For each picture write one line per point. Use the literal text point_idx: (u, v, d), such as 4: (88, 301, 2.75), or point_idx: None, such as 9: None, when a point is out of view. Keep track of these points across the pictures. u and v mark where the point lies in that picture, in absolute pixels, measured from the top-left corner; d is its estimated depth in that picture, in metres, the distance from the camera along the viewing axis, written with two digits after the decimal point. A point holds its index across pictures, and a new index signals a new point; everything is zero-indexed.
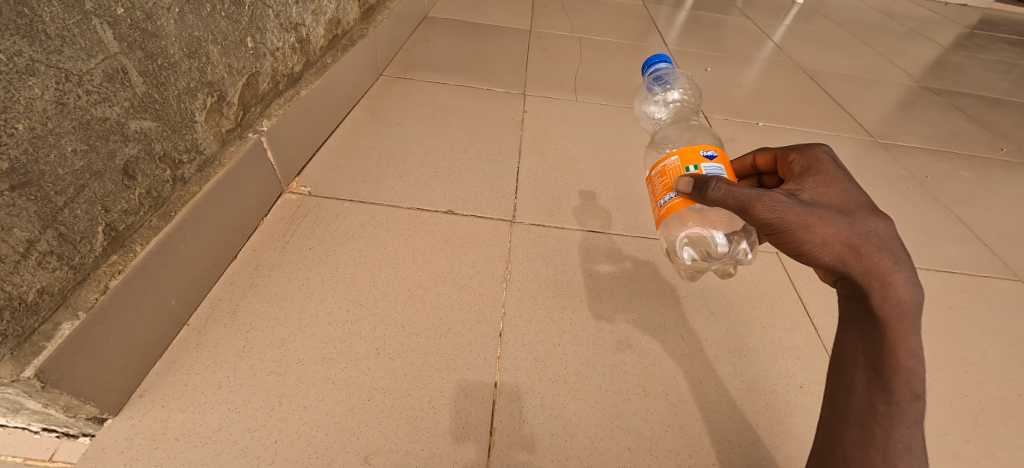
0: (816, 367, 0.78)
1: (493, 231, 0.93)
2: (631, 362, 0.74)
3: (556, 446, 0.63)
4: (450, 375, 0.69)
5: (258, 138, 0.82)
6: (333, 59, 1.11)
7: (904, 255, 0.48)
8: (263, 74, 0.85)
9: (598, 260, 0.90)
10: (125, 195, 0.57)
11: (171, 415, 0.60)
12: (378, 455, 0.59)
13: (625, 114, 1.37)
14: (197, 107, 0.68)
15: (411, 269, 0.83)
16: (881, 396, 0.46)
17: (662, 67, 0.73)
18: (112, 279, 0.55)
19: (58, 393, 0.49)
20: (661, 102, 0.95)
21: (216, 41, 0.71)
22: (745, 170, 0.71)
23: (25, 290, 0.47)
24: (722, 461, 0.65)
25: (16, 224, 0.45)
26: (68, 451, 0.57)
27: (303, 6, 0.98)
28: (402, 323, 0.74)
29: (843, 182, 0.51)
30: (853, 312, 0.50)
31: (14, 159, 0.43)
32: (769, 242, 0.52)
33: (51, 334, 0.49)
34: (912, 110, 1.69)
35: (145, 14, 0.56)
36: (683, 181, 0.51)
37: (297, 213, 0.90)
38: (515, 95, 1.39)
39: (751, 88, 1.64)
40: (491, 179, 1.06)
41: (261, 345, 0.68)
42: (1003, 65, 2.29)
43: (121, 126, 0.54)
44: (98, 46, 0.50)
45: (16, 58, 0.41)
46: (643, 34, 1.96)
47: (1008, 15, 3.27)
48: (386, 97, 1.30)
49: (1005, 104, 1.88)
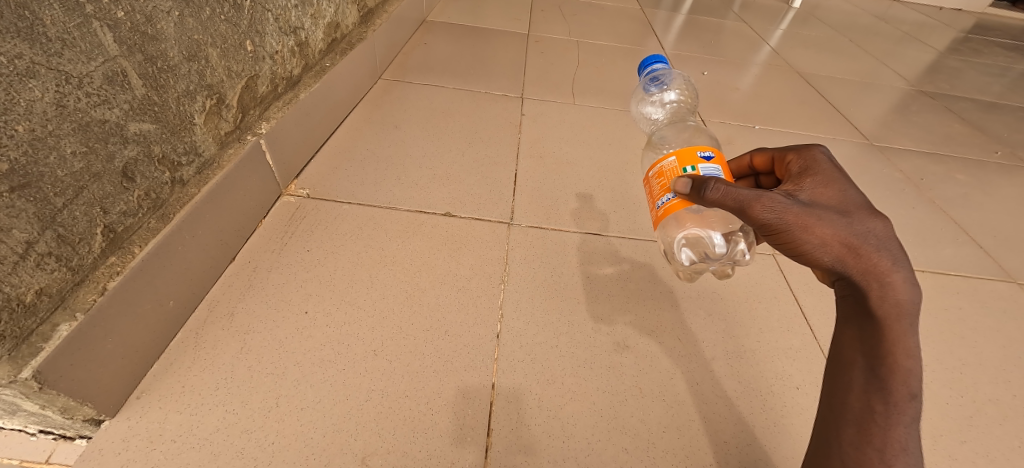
0: (813, 367, 0.79)
1: (491, 232, 0.93)
2: (628, 363, 0.74)
3: (554, 447, 0.63)
4: (449, 377, 0.69)
5: (257, 141, 0.83)
6: (332, 63, 1.12)
7: (901, 254, 0.48)
8: (262, 77, 0.86)
9: (595, 262, 0.90)
10: (124, 197, 0.58)
11: (168, 416, 0.60)
12: (375, 456, 0.60)
13: (622, 116, 1.38)
14: (196, 109, 0.68)
15: (409, 272, 0.83)
16: (877, 396, 0.47)
17: (658, 68, 0.74)
18: (111, 280, 0.55)
19: (56, 394, 0.49)
20: (657, 102, 0.96)
21: (215, 44, 0.71)
22: (742, 170, 0.72)
23: (24, 291, 0.47)
24: (720, 461, 0.65)
25: (16, 225, 0.45)
26: (64, 453, 0.56)
27: (303, 10, 0.99)
28: (400, 325, 0.74)
29: (840, 183, 0.52)
30: (851, 312, 0.50)
31: (14, 161, 0.43)
32: (768, 242, 0.52)
33: (49, 335, 0.49)
34: (907, 113, 1.70)
35: (145, 18, 0.56)
36: (681, 182, 0.51)
37: (296, 214, 0.91)
38: (513, 97, 1.40)
39: (748, 91, 1.65)
40: (489, 182, 1.06)
41: (259, 346, 0.69)
42: (998, 69, 2.31)
43: (120, 128, 0.55)
44: (98, 49, 0.50)
45: (16, 61, 0.41)
46: (640, 38, 1.98)
47: (1002, 20, 3.31)
48: (385, 100, 1.31)
49: (1000, 107, 1.90)
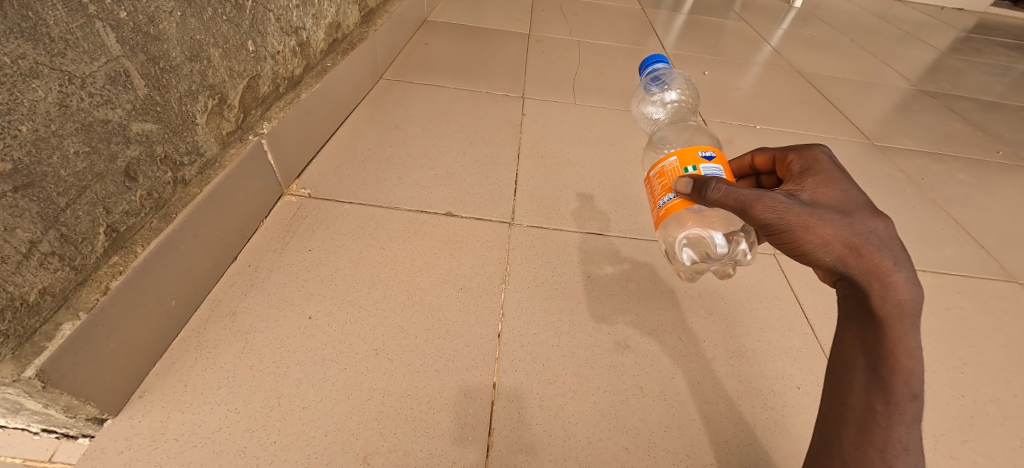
0: (814, 367, 0.79)
1: (492, 232, 0.93)
2: (629, 363, 0.74)
3: (555, 446, 0.63)
4: (450, 376, 0.69)
5: (259, 140, 0.83)
6: (333, 63, 1.12)
7: (903, 255, 0.48)
8: (263, 77, 0.86)
9: (596, 262, 0.90)
10: (126, 197, 0.58)
11: (171, 416, 0.60)
12: (377, 455, 0.60)
13: (623, 116, 1.38)
14: (198, 109, 0.68)
15: (410, 271, 0.83)
16: (878, 396, 0.47)
17: (659, 67, 0.74)
18: (113, 279, 0.55)
19: (58, 393, 0.50)
20: (658, 102, 0.96)
21: (217, 44, 0.72)
22: (744, 169, 0.72)
23: (27, 290, 0.47)
24: (720, 461, 0.65)
25: (20, 224, 0.45)
26: (68, 452, 0.57)
27: (304, 10, 0.99)
28: (401, 324, 0.75)
29: (842, 182, 0.52)
30: (853, 312, 0.50)
31: (16, 161, 0.43)
32: (769, 242, 0.52)
33: (51, 334, 0.49)
34: (909, 113, 1.70)
35: (148, 18, 0.57)
36: (682, 182, 0.51)
37: (297, 214, 0.91)
38: (514, 97, 1.40)
39: (749, 91, 1.65)
40: (490, 181, 1.06)
41: (260, 346, 0.69)
42: (1001, 69, 2.31)
43: (123, 128, 0.55)
44: (100, 49, 0.50)
45: (20, 61, 0.41)
46: (641, 37, 1.97)
47: (1004, 19, 3.30)
48: (386, 100, 1.31)
49: (1002, 107, 1.89)
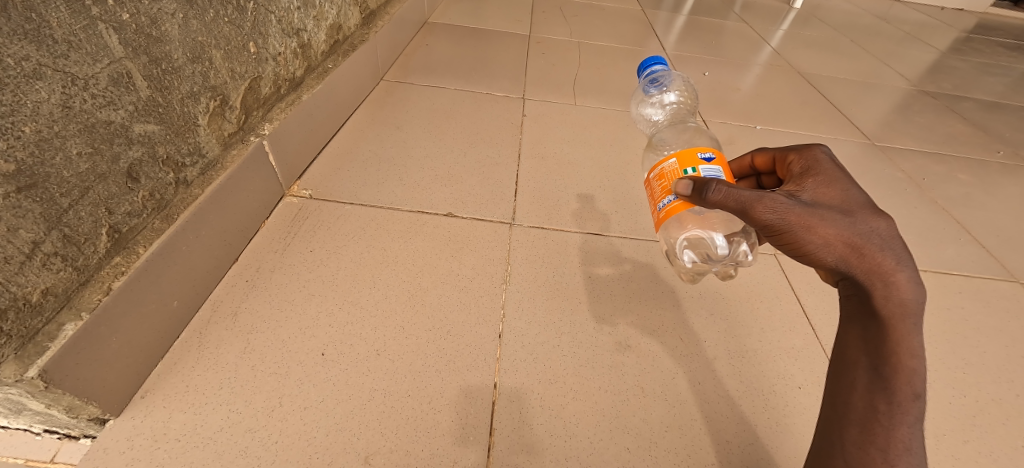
0: (816, 367, 0.78)
1: (493, 233, 0.93)
2: (630, 362, 0.74)
3: (555, 446, 0.63)
4: (450, 376, 0.69)
5: (260, 141, 0.83)
6: (334, 63, 1.13)
7: (906, 254, 0.48)
8: (264, 78, 0.86)
9: (597, 262, 0.90)
10: (129, 197, 0.58)
11: (172, 416, 0.60)
12: (378, 455, 0.60)
13: (623, 116, 1.38)
14: (200, 110, 0.69)
15: (411, 272, 0.83)
16: (881, 396, 0.46)
17: (658, 69, 0.74)
18: (115, 279, 0.56)
19: (61, 393, 0.50)
20: (657, 104, 0.96)
21: (219, 46, 0.72)
22: (744, 170, 0.72)
23: (30, 291, 0.47)
24: (722, 461, 0.65)
25: (23, 225, 0.45)
26: (70, 453, 0.57)
27: (305, 12, 1.00)
28: (401, 325, 0.75)
29: (843, 182, 0.52)
30: (855, 312, 0.50)
31: (20, 162, 0.43)
32: (770, 243, 0.52)
33: (54, 334, 0.49)
34: (910, 113, 1.70)
35: (150, 20, 0.57)
36: (682, 183, 0.51)
37: (298, 215, 0.91)
38: (514, 98, 1.41)
39: (749, 92, 1.65)
40: (491, 182, 1.06)
41: (261, 346, 0.69)
42: (1001, 69, 2.31)
43: (126, 129, 0.55)
44: (103, 51, 0.50)
45: (24, 63, 0.42)
46: (641, 39, 1.98)
47: (1001, 19, 3.30)
48: (386, 102, 1.31)
49: (1003, 107, 1.89)
